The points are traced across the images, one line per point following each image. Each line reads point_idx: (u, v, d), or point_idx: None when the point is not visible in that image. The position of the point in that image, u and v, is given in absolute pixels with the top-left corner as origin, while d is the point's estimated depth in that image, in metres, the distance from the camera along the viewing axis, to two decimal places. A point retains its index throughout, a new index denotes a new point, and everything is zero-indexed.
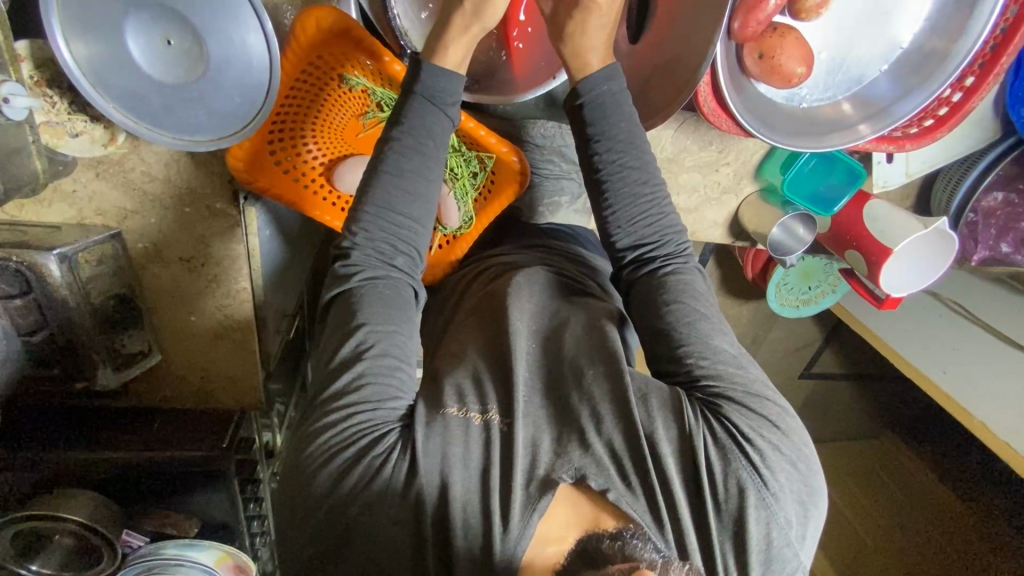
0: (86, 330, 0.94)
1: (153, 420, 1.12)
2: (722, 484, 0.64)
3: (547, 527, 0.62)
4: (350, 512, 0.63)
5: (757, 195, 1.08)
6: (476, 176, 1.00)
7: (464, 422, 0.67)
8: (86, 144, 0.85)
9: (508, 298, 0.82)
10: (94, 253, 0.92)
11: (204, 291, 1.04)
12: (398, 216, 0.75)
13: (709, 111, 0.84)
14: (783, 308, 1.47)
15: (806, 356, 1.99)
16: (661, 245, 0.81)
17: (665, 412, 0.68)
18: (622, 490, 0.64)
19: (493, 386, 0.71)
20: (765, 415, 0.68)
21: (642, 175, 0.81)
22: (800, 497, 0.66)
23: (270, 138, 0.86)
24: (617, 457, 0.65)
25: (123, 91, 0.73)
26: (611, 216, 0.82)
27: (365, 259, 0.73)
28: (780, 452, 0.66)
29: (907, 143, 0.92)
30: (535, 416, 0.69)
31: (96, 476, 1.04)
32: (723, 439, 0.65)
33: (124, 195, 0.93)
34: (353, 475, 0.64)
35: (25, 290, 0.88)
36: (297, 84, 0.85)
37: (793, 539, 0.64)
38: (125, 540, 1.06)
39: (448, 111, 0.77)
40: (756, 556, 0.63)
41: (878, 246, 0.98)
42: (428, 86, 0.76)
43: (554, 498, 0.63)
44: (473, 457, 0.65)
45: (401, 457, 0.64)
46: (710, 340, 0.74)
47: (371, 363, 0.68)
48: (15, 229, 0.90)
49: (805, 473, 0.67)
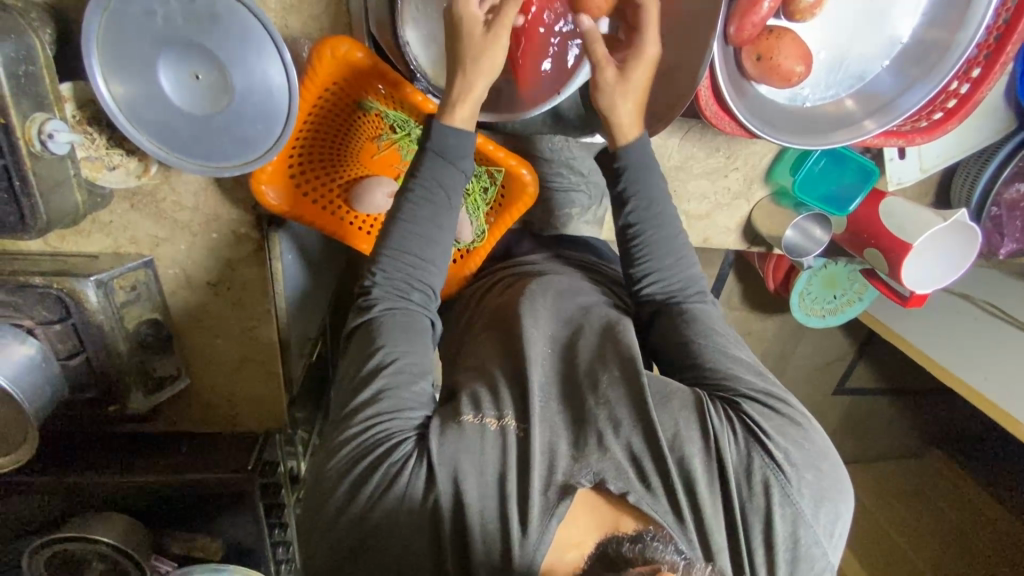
0: (121, 354, 0.99)
1: (181, 443, 1.16)
2: (743, 482, 0.64)
3: (567, 532, 0.61)
4: (369, 521, 0.63)
5: (768, 199, 1.08)
6: (487, 190, 0.99)
7: (480, 428, 0.67)
8: (121, 175, 0.89)
9: (525, 306, 0.82)
10: (128, 280, 0.98)
11: (231, 314, 1.09)
12: (413, 257, 0.77)
13: (711, 113, 0.84)
14: (810, 317, 1.45)
15: (838, 370, 1.93)
16: (685, 288, 0.83)
17: (688, 414, 0.67)
18: (641, 492, 0.63)
19: (508, 392, 0.71)
20: (786, 416, 0.68)
21: (671, 216, 0.85)
22: (829, 495, 0.64)
23: (290, 164, 0.89)
24: (637, 462, 0.64)
25: (155, 124, 0.78)
26: (637, 263, 0.84)
27: (384, 295, 0.76)
28: (803, 449, 0.66)
29: (917, 137, 0.91)
30: (552, 421, 0.68)
31: (129, 498, 1.08)
32: (745, 439, 0.65)
33: (156, 224, 0.98)
34: (370, 486, 0.64)
35: (64, 316, 0.93)
36: (314, 111, 0.87)
37: (821, 536, 0.63)
38: (155, 565, 1.12)
39: (459, 162, 0.79)
40: (781, 555, 0.63)
41: (897, 242, 0.95)
42: (438, 144, 0.78)
43: (574, 504, 0.62)
44: (490, 464, 0.64)
45: (419, 465, 0.64)
46: (728, 352, 0.75)
47: (390, 378, 0.70)
48: (57, 259, 0.94)
49: (832, 471, 0.66)
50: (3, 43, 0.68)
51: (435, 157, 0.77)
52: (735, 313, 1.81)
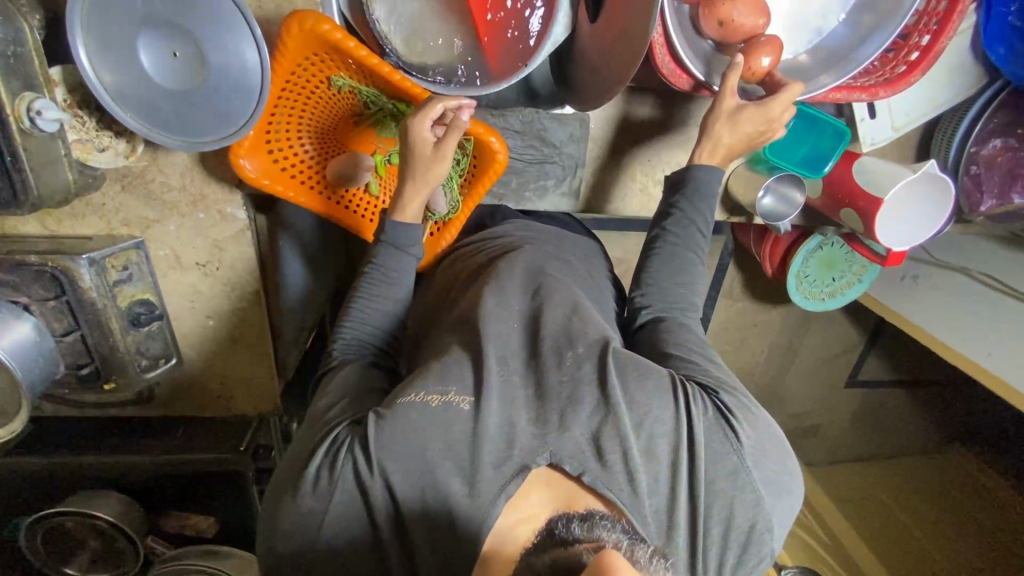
0: (114, 333, 1.01)
1: (177, 429, 1.19)
2: (710, 467, 0.68)
3: (519, 507, 0.64)
4: (313, 513, 0.64)
5: (743, 166, 1.07)
6: (458, 162, 1.01)
7: (422, 404, 0.66)
8: (111, 157, 0.95)
9: (493, 280, 0.83)
10: (120, 259, 1.02)
11: (221, 295, 1.13)
12: (373, 326, 0.84)
13: (667, 72, 0.87)
14: (807, 301, 1.44)
15: (848, 363, 1.92)
16: (685, 306, 0.86)
17: (661, 394, 0.70)
18: (598, 471, 0.65)
19: (468, 365, 0.71)
20: (755, 412, 0.74)
21: (708, 205, 0.88)
22: (782, 490, 0.71)
23: (268, 139, 0.94)
24: (596, 440, 0.66)
25: (137, 100, 0.83)
26: (652, 266, 0.87)
27: (348, 345, 0.83)
28: (768, 448, 0.71)
29: (880, 89, 0.89)
30: (511, 395, 0.69)
31: (125, 478, 1.11)
32: (722, 425, 0.70)
33: (146, 205, 1.02)
34: (310, 479, 0.65)
35: (58, 293, 0.97)
36: (286, 87, 0.90)
37: (771, 527, 0.69)
38: (150, 546, 1.14)
39: (413, 249, 0.87)
40: (736, 536, 0.68)
41: (870, 198, 0.95)
42: (395, 237, 0.86)
43: (530, 479, 0.65)
44: (448, 435, 0.64)
45: (353, 453, 0.64)
46: (718, 362, 0.80)
47: (340, 394, 0.75)
48: (54, 240, 1.00)
49: (787, 468, 0.72)
50: None
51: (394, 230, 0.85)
52: (737, 306, 1.80)
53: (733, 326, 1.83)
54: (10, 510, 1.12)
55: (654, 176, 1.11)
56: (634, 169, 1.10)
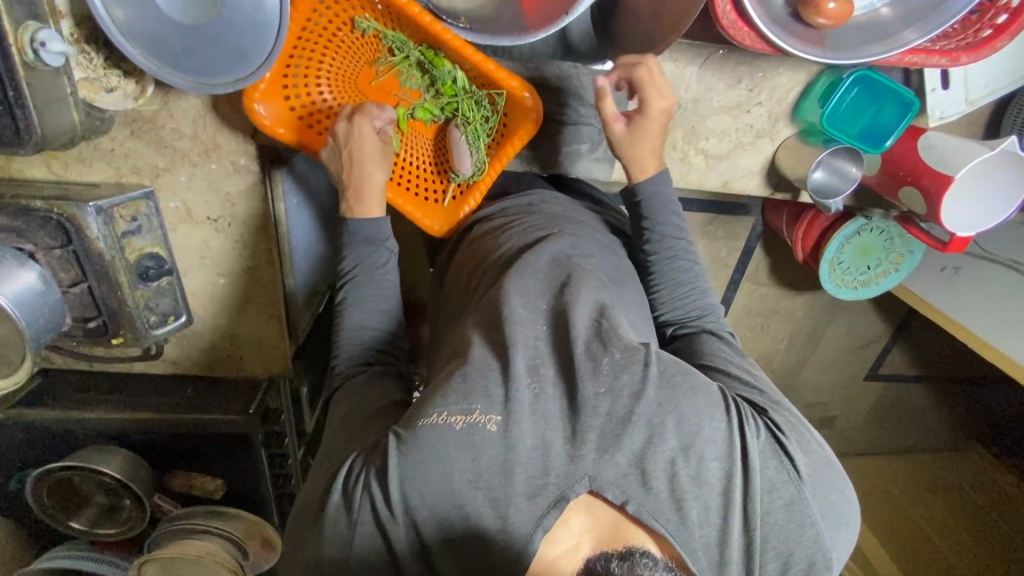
0: (121, 287, 0.97)
1: (187, 386, 1.17)
2: (765, 498, 0.63)
3: (561, 537, 0.61)
4: (350, 544, 0.61)
5: (794, 138, 1.00)
6: (488, 120, 0.95)
7: (445, 428, 0.60)
8: (119, 98, 0.88)
9: (520, 260, 0.77)
10: (129, 210, 0.97)
11: (233, 253, 1.08)
12: (370, 327, 0.84)
13: (728, 23, 0.74)
14: (840, 288, 1.35)
15: (870, 355, 1.84)
16: (703, 316, 0.85)
17: (712, 412, 0.64)
18: (642, 499, 0.60)
19: (494, 359, 0.66)
20: (804, 433, 0.69)
21: (671, 211, 0.89)
22: (846, 519, 0.65)
23: (285, 84, 0.87)
24: (642, 463, 0.61)
25: (145, 34, 0.76)
26: (657, 275, 0.88)
27: (350, 359, 0.82)
28: (824, 470, 0.66)
29: (963, 55, 0.79)
30: (546, 412, 0.63)
31: (133, 438, 1.09)
32: (774, 448, 0.65)
33: (157, 153, 0.97)
34: (331, 512, 0.63)
35: (65, 243, 0.92)
36: (306, 26, 0.84)
37: (835, 561, 0.64)
38: (157, 505, 1.13)
39: (386, 243, 0.88)
40: (794, 573, 0.63)
41: (934, 174, 0.87)
42: (368, 233, 0.86)
43: (569, 509, 0.61)
44: (477, 457, 0.59)
45: (373, 478, 0.61)
46: (753, 370, 0.77)
47: (341, 422, 0.74)
48: (61, 186, 0.95)
49: (849, 493, 0.67)
50: None
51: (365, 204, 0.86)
52: (762, 291, 1.72)
53: (756, 311, 1.76)
54: (14, 465, 1.09)
55: (696, 145, 1.01)
56: (675, 134, 1.00)
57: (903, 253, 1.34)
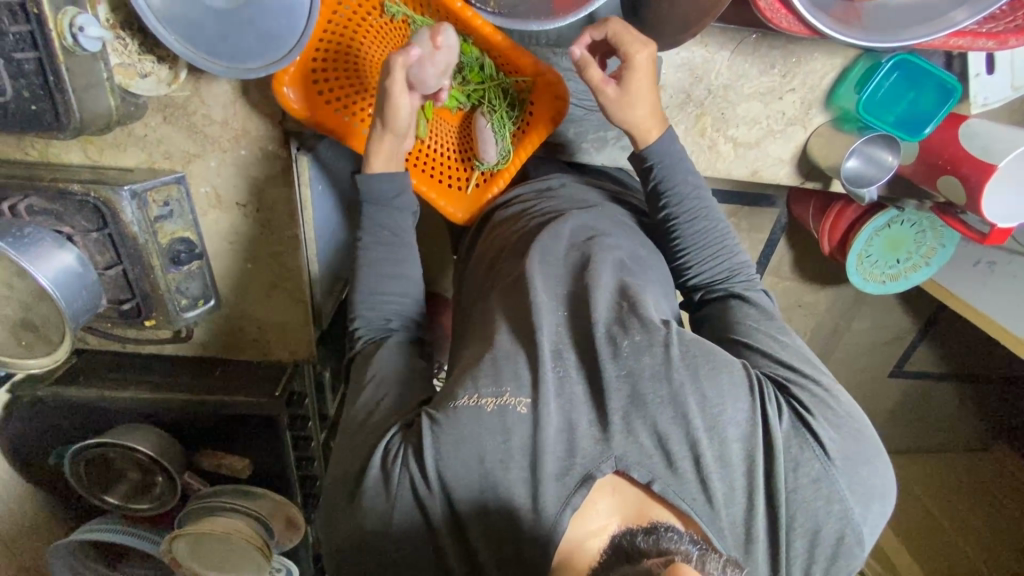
0: (154, 269, 0.99)
1: (215, 367, 1.21)
2: (790, 476, 0.62)
3: (590, 519, 0.60)
4: (379, 509, 0.62)
5: (827, 126, 0.98)
6: (514, 108, 0.95)
7: (479, 410, 0.61)
8: (153, 84, 0.90)
9: (537, 241, 0.78)
10: (161, 194, 0.99)
11: (260, 237, 1.10)
12: (386, 295, 0.80)
13: (765, 5, 0.72)
14: (867, 281, 1.30)
15: (895, 351, 1.80)
16: (730, 276, 0.82)
17: (735, 390, 0.63)
18: (667, 478, 0.60)
19: (518, 349, 0.66)
20: (835, 405, 0.66)
21: (681, 163, 0.84)
22: (878, 494, 0.63)
23: (314, 68, 0.87)
24: (663, 442, 0.61)
25: (182, 19, 0.77)
26: (679, 235, 0.84)
27: (369, 326, 0.79)
28: (856, 444, 0.64)
29: (1011, 36, 0.74)
30: (571, 394, 0.63)
31: (164, 417, 1.12)
32: (797, 424, 0.63)
33: (188, 139, 0.98)
34: (367, 482, 0.63)
35: (101, 226, 0.95)
36: (337, 11, 0.84)
37: (865, 537, 0.62)
38: (189, 483, 1.16)
39: (396, 202, 0.83)
40: (822, 550, 0.62)
41: (977, 164, 0.84)
42: (373, 193, 0.82)
43: (596, 488, 0.61)
44: (500, 434, 0.60)
45: (409, 450, 0.62)
46: (781, 338, 0.73)
47: (372, 394, 0.72)
48: (97, 171, 0.97)
49: (882, 469, 0.64)
50: None
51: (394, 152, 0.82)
52: (785, 284, 1.69)
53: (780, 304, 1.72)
54: (51, 442, 1.13)
55: (726, 131, 1.00)
56: (705, 120, 0.98)
57: (932, 247, 1.30)
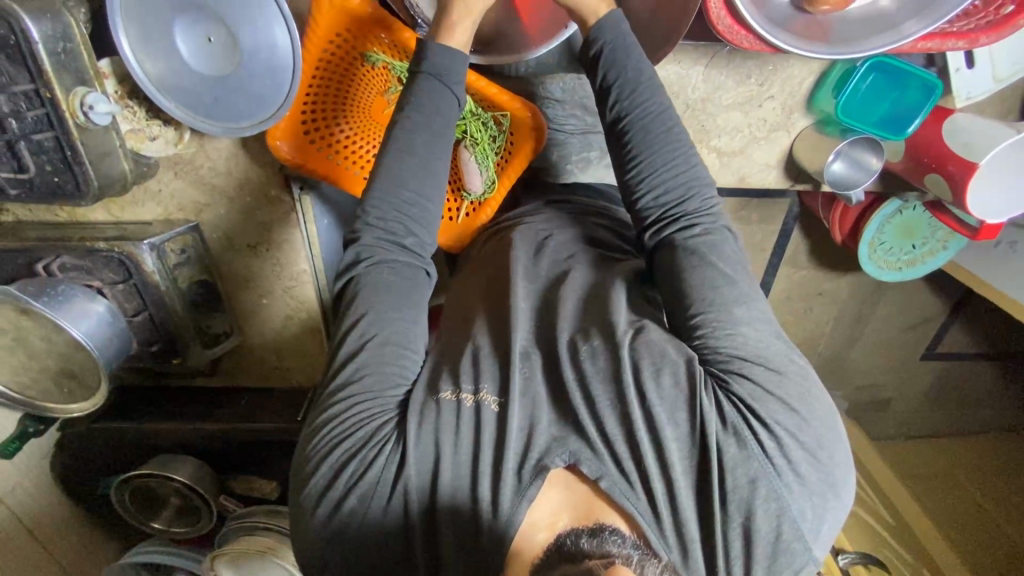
0: (177, 311, 1.08)
1: (240, 396, 1.28)
2: (731, 473, 0.61)
3: (537, 513, 0.63)
4: (345, 507, 0.65)
5: (811, 129, 0.98)
6: (496, 139, 1.00)
7: (457, 405, 0.68)
8: (161, 145, 0.98)
9: (516, 262, 0.83)
10: (178, 244, 1.07)
11: (271, 274, 1.17)
12: (406, 196, 0.75)
13: (724, 28, 0.74)
14: (882, 271, 1.22)
15: (927, 334, 1.73)
16: (688, 205, 0.75)
17: (669, 396, 0.65)
18: (616, 478, 0.63)
19: (490, 363, 0.72)
20: (779, 396, 0.64)
21: (643, 77, 0.78)
22: (818, 493, 0.62)
23: (303, 120, 0.93)
24: (608, 441, 0.64)
25: (180, 89, 0.85)
26: (635, 158, 0.77)
27: (376, 243, 0.75)
28: (800, 442, 0.62)
29: (981, 36, 0.75)
30: (534, 393, 0.69)
31: (196, 445, 1.21)
32: (733, 421, 0.62)
33: (198, 191, 1.06)
34: (348, 470, 0.67)
35: (126, 277, 1.03)
36: (321, 66, 0.90)
37: (805, 532, 0.61)
38: (223, 503, 1.24)
39: (456, 86, 0.78)
40: (761, 549, 0.60)
41: (960, 162, 0.83)
42: (436, 65, 0.77)
43: (546, 483, 0.64)
44: (465, 445, 0.66)
45: (394, 450, 0.67)
46: (733, 308, 0.68)
47: (374, 352, 0.71)
48: (119, 226, 1.05)
49: (826, 467, 0.63)
50: (39, 23, 0.76)
51: (431, 77, 0.76)
52: (802, 274, 1.61)
53: (795, 295, 1.66)
54: (97, 471, 1.22)
55: (708, 142, 1.01)
56: (686, 134, 0.99)
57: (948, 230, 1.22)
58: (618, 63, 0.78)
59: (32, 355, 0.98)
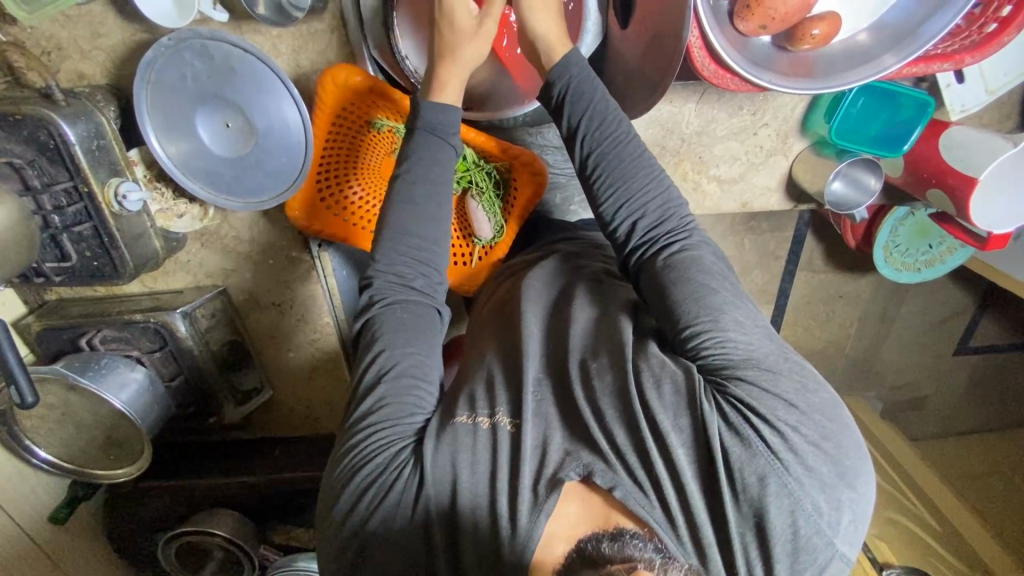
0: (209, 371, 1.13)
1: (274, 446, 1.33)
2: (744, 458, 0.56)
3: (556, 525, 0.60)
4: (366, 530, 0.64)
5: (808, 151, 1.00)
6: (499, 186, 1.05)
7: (474, 428, 0.67)
8: (190, 221, 1.02)
9: (526, 296, 0.82)
10: (208, 308, 1.12)
11: (297, 329, 1.22)
12: (409, 243, 0.75)
13: (710, 74, 0.78)
14: (899, 273, 1.17)
15: (958, 328, 1.69)
16: (664, 226, 0.74)
17: (677, 401, 0.61)
18: (630, 487, 0.60)
19: (504, 388, 0.71)
20: (779, 393, 0.58)
21: (609, 105, 0.78)
22: (833, 483, 0.56)
23: (319, 187, 0.97)
24: (620, 454, 0.62)
25: (203, 172, 0.91)
26: (607, 186, 0.77)
27: (386, 285, 0.75)
28: (805, 436, 0.57)
29: (966, 56, 0.78)
30: (546, 414, 0.67)
31: (233, 500, 1.25)
32: (736, 424, 0.57)
33: (223, 258, 1.12)
34: (363, 502, 0.65)
35: (162, 344, 1.09)
36: (332, 137, 0.96)
37: (826, 528, 0.55)
38: (265, 554, 1.26)
39: (452, 138, 0.79)
40: (782, 548, 0.55)
41: (961, 177, 0.85)
42: (428, 120, 0.78)
43: (562, 496, 0.61)
44: (481, 462, 0.64)
45: (413, 472, 0.65)
46: (721, 314, 0.65)
47: (391, 384, 0.70)
48: (153, 296, 1.12)
49: (837, 458, 0.57)
50: (74, 125, 0.83)
51: (427, 132, 0.77)
52: (820, 279, 1.57)
53: (816, 299, 1.60)
54: (140, 530, 1.25)
55: (707, 172, 1.03)
56: (684, 166, 1.02)
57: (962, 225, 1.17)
58: (586, 94, 0.78)
59: (81, 426, 1.04)
